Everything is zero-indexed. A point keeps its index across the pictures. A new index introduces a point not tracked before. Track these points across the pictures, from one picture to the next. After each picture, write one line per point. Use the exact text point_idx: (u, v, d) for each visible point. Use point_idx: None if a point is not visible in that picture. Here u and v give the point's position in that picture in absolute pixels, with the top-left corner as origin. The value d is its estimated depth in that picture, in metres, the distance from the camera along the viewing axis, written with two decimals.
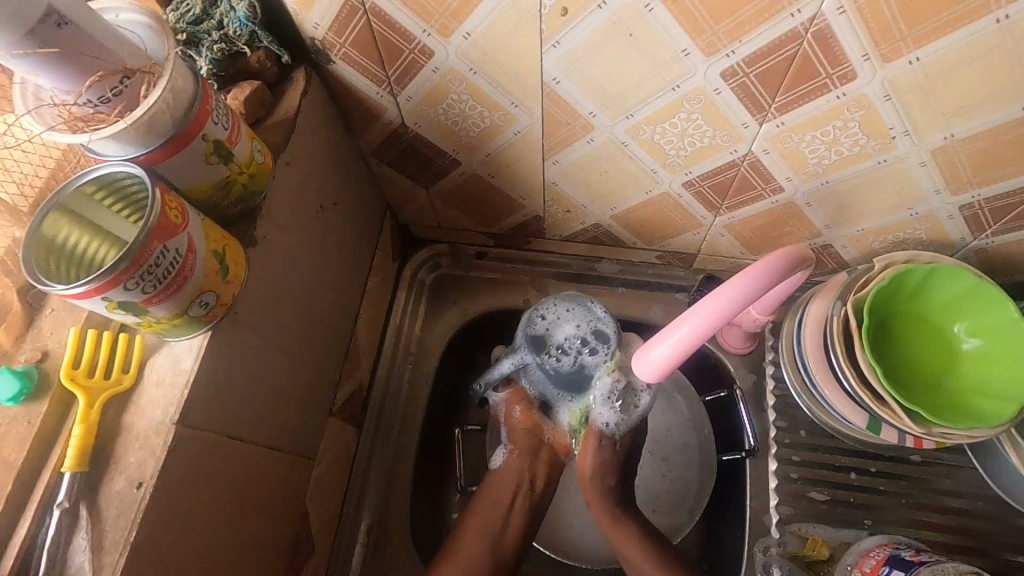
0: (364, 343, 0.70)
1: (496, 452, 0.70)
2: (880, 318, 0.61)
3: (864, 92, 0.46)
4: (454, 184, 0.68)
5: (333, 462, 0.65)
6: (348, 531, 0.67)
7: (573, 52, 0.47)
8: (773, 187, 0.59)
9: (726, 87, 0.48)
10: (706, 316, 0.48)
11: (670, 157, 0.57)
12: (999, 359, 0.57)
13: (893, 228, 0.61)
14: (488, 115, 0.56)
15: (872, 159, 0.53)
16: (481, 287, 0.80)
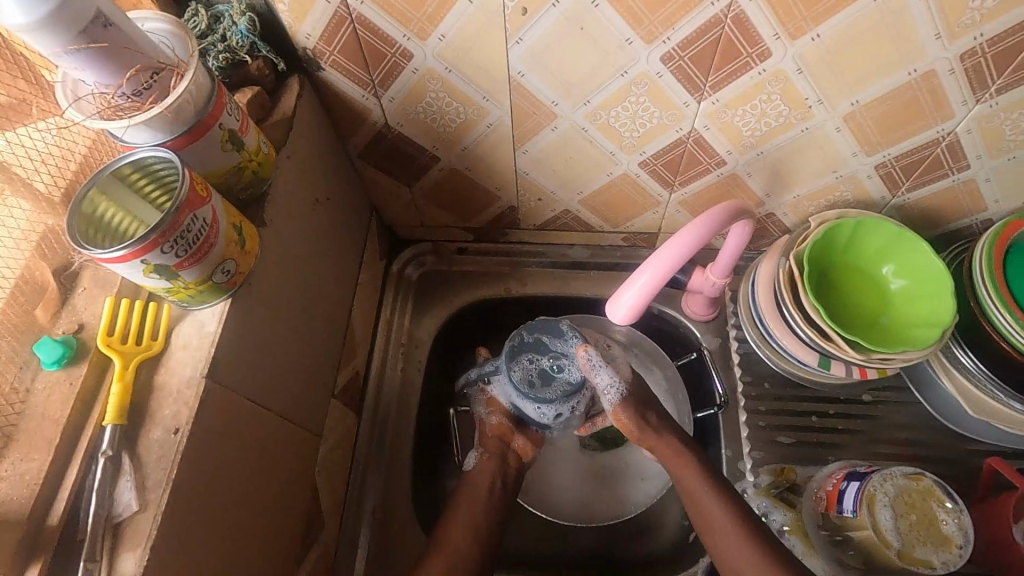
0: (360, 333, 0.75)
1: (471, 453, 0.75)
2: (820, 271, 0.69)
3: (780, 67, 0.55)
4: (435, 180, 0.75)
5: (338, 442, 0.69)
6: (353, 510, 0.71)
7: (534, 47, 0.55)
8: (717, 161, 0.67)
9: (667, 70, 0.56)
10: (661, 265, 0.55)
11: (626, 139, 0.65)
12: (924, 295, 0.64)
13: (825, 191, 0.70)
14: (463, 110, 0.63)
15: (795, 128, 0.62)
16: (464, 279, 0.87)
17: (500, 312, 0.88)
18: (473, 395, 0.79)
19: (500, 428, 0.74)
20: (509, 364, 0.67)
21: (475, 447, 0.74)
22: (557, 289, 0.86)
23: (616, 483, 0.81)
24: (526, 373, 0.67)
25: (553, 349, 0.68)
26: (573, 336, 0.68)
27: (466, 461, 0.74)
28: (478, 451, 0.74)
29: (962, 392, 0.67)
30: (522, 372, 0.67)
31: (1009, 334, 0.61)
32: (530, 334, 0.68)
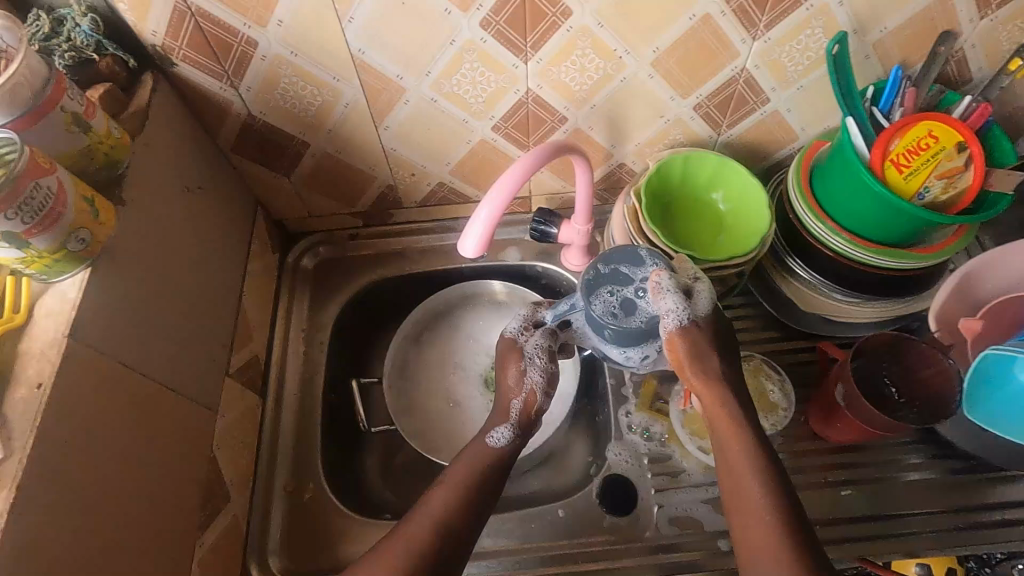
0: (255, 318, 0.79)
1: (496, 429, 0.67)
2: (663, 204, 0.77)
3: (583, 23, 0.64)
4: (311, 167, 0.79)
5: (239, 420, 0.71)
6: (263, 486, 0.73)
7: (365, 24, 0.61)
8: (559, 118, 0.75)
9: (488, 36, 0.64)
10: (499, 196, 0.58)
11: (473, 105, 0.72)
12: (747, 212, 0.74)
13: (661, 136, 0.80)
14: (318, 93, 0.69)
15: (614, 79, 0.71)
16: (359, 263, 0.91)
17: (399, 289, 0.93)
18: (521, 349, 0.71)
19: (530, 404, 0.69)
20: (588, 299, 0.63)
21: (506, 419, 0.68)
22: (448, 261, 0.92)
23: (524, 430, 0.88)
24: (608, 306, 0.63)
25: (636, 279, 0.64)
26: (651, 263, 0.64)
27: (492, 437, 0.67)
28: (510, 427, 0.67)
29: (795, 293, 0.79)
30: (604, 306, 0.63)
31: (824, 240, 0.73)
32: (610, 265, 0.65)
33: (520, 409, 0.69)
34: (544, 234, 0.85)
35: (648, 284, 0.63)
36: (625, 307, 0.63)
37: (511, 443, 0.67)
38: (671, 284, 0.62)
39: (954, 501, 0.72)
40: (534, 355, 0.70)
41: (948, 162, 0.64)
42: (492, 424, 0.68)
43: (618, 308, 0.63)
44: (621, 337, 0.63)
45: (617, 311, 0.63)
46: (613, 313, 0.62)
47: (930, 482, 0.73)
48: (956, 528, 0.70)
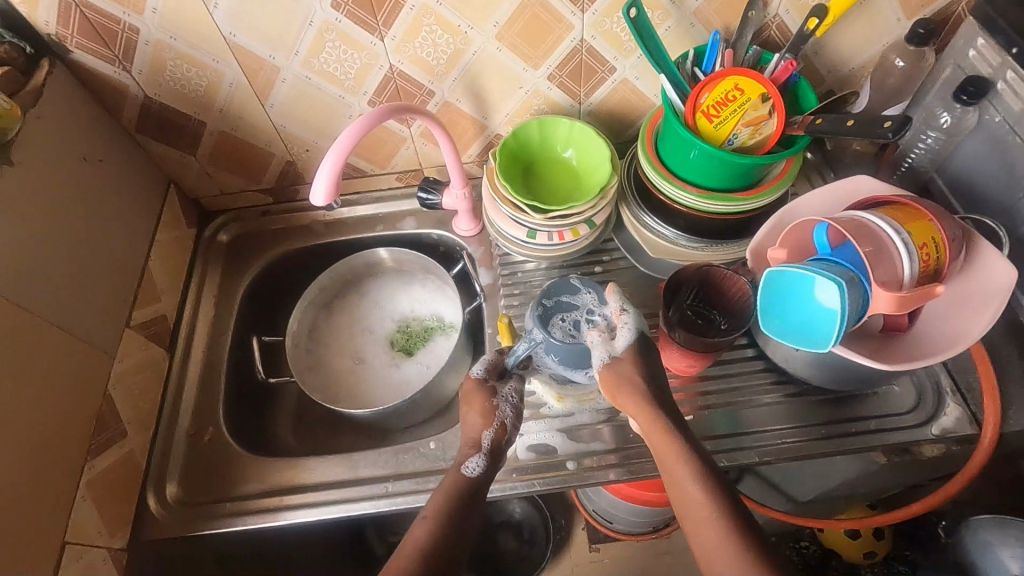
0: (162, 281, 0.87)
1: (470, 459, 0.66)
2: (525, 166, 0.86)
3: (422, 2, 0.73)
4: (212, 146, 0.88)
5: (139, 367, 0.79)
6: (165, 428, 0.82)
7: (229, 8, 0.71)
8: (426, 92, 0.84)
9: (341, 16, 0.73)
10: (340, 148, 0.67)
11: (345, 81, 0.81)
12: (594, 168, 0.83)
13: (525, 106, 0.88)
14: (202, 74, 0.78)
15: (466, 53, 0.79)
16: (270, 236, 1.00)
17: (308, 260, 1.02)
18: (491, 391, 0.70)
19: (501, 435, 0.68)
20: (546, 330, 0.70)
21: (476, 448, 0.67)
22: (352, 232, 1.01)
23: (415, 382, 0.95)
24: (565, 331, 0.70)
25: (582, 308, 0.72)
26: (587, 294, 0.74)
27: (467, 467, 0.65)
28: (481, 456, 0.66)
29: (648, 243, 0.87)
30: (560, 331, 0.70)
31: (675, 197, 0.79)
32: (551, 298, 0.74)
33: (490, 440, 0.67)
34: (432, 202, 0.94)
35: (594, 310, 0.72)
36: (571, 333, 0.70)
37: (485, 471, 0.65)
38: (604, 317, 0.70)
39: (789, 421, 0.77)
40: (506, 397, 0.70)
41: (754, 112, 0.72)
42: (464, 454, 0.67)
43: (568, 337, 0.70)
44: (568, 359, 0.71)
45: (571, 341, 0.69)
46: (567, 335, 0.70)
47: (769, 405, 0.78)
48: (788, 444, 0.76)
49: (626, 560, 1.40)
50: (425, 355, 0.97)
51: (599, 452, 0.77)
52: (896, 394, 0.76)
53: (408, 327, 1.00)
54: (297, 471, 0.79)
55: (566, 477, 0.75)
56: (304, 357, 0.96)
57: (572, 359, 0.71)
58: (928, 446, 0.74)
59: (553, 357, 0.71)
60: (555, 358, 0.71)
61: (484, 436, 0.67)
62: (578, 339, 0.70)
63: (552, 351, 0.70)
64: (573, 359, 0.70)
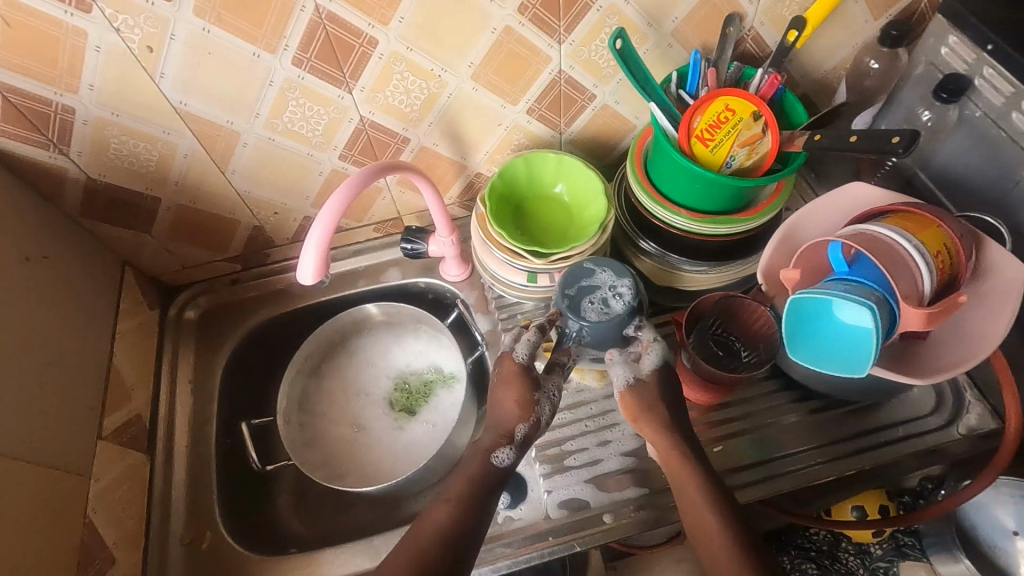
0: (131, 377, 0.79)
1: (500, 448, 0.61)
2: (515, 206, 0.82)
3: (391, 50, 0.68)
4: (169, 221, 0.80)
5: (119, 480, 0.71)
6: (156, 541, 0.74)
7: (177, 76, 0.64)
8: (401, 139, 0.79)
9: (304, 72, 0.67)
10: (327, 218, 0.61)
11: (313, 138, 0.75)
12: (589, 201, 0.80)
13: (506, 142, 0.84)
14: (152, 148, 0.70)
15: (442, 96, 0.74)
16: (244, 306, 0.92)
17: (289, 327, 0.95)
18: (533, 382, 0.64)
19: (534, 431, 0.63)
20: (580, 314, 0.66)
21: (509, 439, 0.62)
22: (333, 291, 0.94)
23: (422, 446, 0.89)
24: (597, 313, 0.66)
25: (603, 285, 0.69)
26: (603, 271, 0.69)
27: (497, 457, 0.61)
28: (511, 447, 0.62)
29: (649, 271, 0.84)
30: (593, 313, 0.66)
31: (669, 221, 0.77)
32: (572, 286, 0.69)
33: (526, 430, 0.63)
34: (416, 251, 0.88)
35: (618, 286, 0.68)
36: (608, 309, 0.67)
37: (514, 463, 0.62)
38: (628, 292, 0.68)
39: (815, 439, 0.76)
40: (548, 391, 0.65)
41: (748, 131, 0.70)
42: (494, 442, 0.62)
43: (606, 313, 0.66)
44: (610, 337, 0.67)
45: (610, 316, 0.66)
46: (604, 311, 0.67)
47: (794, 426, 0.77)
48: (820, 464, 0.74)
49: None
50: (431, 416, 0.91)
51: (634, 499, 0.73)
52: (916, 396, 0.77)
53: (406, 384, 0.94)
54: (313, 567, 0.73)
55: (605, 532, 0.71)
56: (298, 433, 0.89)
57: (614, 335, 0.67)
58: (955, 445, 0.74)
59: (594, 340, 0.67)
60: (595, 339, 0.67)
61: (518, 429, 0.62)
62: (616, 312, 0.66)
63: (592, 333, 0.67)
64: (615, 336, 0.67)
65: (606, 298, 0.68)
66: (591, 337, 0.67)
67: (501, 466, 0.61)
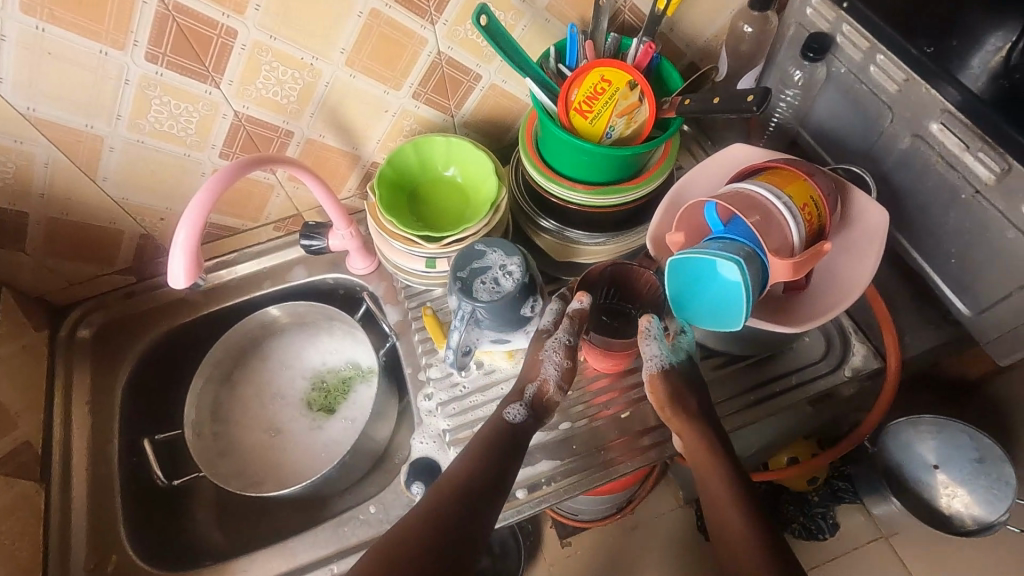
0: (14, 404, 0.74)
1: (513, 404, 0.68)
2: (409, 192, 0.81)
3: (254, 40, 0.65)
4: (42, 236, 0.76)
5: (6, 513, 0.67)
6: (57, 572, 0.70)
7: (17, 80, 0.60)
8: (283, 132, 0.76)
9: (162, 68, 0.64)
10: (191, 218, 0.58)
11: (186, 137, 0.72)
12: (480, 182, 0.80)
13: (397, 128, 0.83)
14: (6, 159, 0.66)
15: (319, 86, 0.73)
16: (142, 320, 0.88)
17: (194, 336, 0.92)
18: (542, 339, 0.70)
19: (544, 391, 0.68)
20: (473, 296, 0.66)
21: (520, 397, 0.68)
22: (237, 295, 0.91)
23: (342, 443, 0.88)
24: (490, 293, 0.67)
25: (494, 265, 0.68)
26: (493, 252, 0.69)
27: (508, 410, 0.67)
28: (524, 404, 0.68)
29: (549, 248, 0.85)
30: (487, 295, 0.66)
31: (566, 197, 0.77)
32: (464, 268, 0.69)
33: (533, 390, 0.68)
34: (317, 247, 0.86)
35: (508, 265, 0.68)
36: (501, 288, 0.67)
37: (525, 420, 0.67)
38: (518, 270, 0.68)
39: (716, 395, 0.79)
40: (551, 349, 0.68)
41: (625, 100, 0.71)
42: (509, 400, 0.69)
43: (499, 292, 0.67)
44: (504, 314, 0.68)
45: (502, 296, 0.66)
46: (496, 292, 0.67)
47: None
48: (721, 418, 0.77)
49: (601, 545, 1.39)
50: (350, 412, 0.90)
51: (546, 472, 0.75)
52: (807, 345, 0.80)
53: (323, 382, 0.92)
54: None
55: (518, 507, 0.72)
56: (210, 445, 0.86)
57: (508, 313, 0.68)
58: (845, 387, 0.77)
59: (490, 319, 0.68)
60: (489, 318, 0.68)
61: (530, 386, 0.69)
62: (508, 291, 0.67)
63: (487, 313, 0.67)
64: (510, 313, 0.68)
65: (498, 277, 0.68)
66: (485, 316, 0.68)
67: (508, 421, 0.66)
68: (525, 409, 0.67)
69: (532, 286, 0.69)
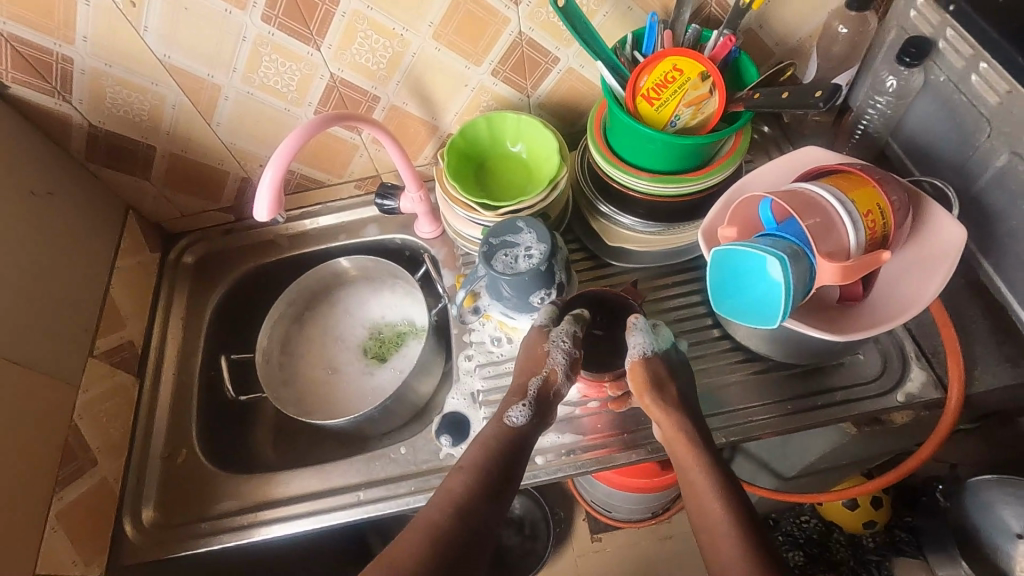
0: (125, 308, 0.87)
1: (513, 408, 0.67)
2: (476, 164, 0.86)
3: (353, 8, 0.73)
4: (165, 169, 0.88)
5: (106, 395, 0.80)
6: (137, 453, 0.82)
7: (159, 29, 0.71)
8: (371, 97, 0.83)
9: (274, 28, 0.73)
10: (278, 162, 0.67)
11: (288, 93, 0.81)
12: (545, 161, 0.84)
13: (475, 103, 0.87)
14: (144, 99, 0.78)
15: (406, 55, 0.79)
16: (235, 254, 1.00)
17: (276, 275, 1.02)
18: (546, 335, 0.70)
19: (547, 387, 0.68)
20: (489, 262, 0.71)
21: (522, 397, 0.67)
22: (317, 244, 1.01)
23: (386, 390, 0.94)
24: (504, 266, 0.71)
25: (522, 244, 0.72)
26: (528, 233, 0.72)
27: (510, 413, 0.66)
28: (525, 404, 0.67)
29: (602, 232, 0.86)
30: (503, 267, 0.71)
31: (629, 184, 0.77)
32: (496, 236, 0.73)
33: (537, 386, 0.68)
34: (390, 207, 0.93)
35: (533, 249, 0.71)
36: (516, 266, 0.71)
37: (529, 427, 0.66)
38: (537, 256, 0.71)
39: (753, 399, 0.77)
40: (558, 338, 0.68)
41: (694, 91, 0.71)
42: (510, 404, 0.68)
43: (513, 269, 0.71)
44: (514, 288, 0.72)
45: (513, 274, 0.70)
46: (510, 269, 0.71)
47: (733, 385, 0.78)
48: (753, 422, 0.75)
49: (631, 547, 1.38)
50: (398, 364, 0.97)
51: (567, 444, 0.78)
52: (862, 363, 0.76)
53: (379, 333, 1.00)
54: (269, 486, 0.80)
55: (535, 471, 0.77)
56: (275, 373, 0.96)
57: (519, 289, 0.72)
58: (896, 413, 0.73)
59: (503, 288, 0.73)
60: (503, 286, 0.73)
61: (534, 382, 0.68)
62: (521, 270, 0.70)
63: (499, 282, 0.72)
64: (521, 289, 0.72)
65: (517, 257, 0.71)
66: (498, 283, 0.73)
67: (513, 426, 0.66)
68: (528, 408, 0.67)
69: (548, 274, 0.72)
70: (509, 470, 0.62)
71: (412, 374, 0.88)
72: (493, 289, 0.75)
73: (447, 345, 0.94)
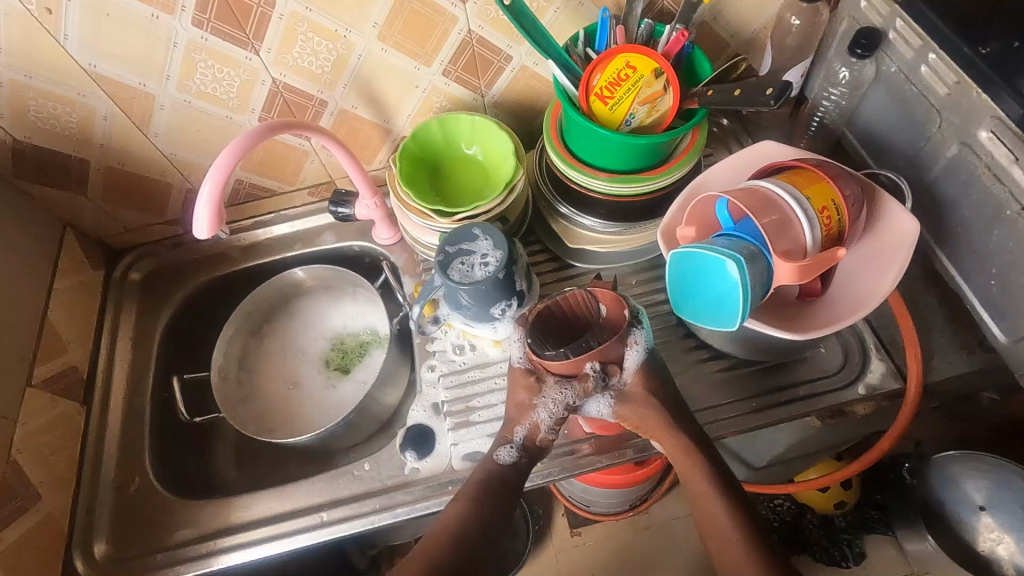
0: (66, 331, 0.83)
1: (501, 448, 0.64)
2: (431, 168, 0.84)
3: (291, 10, 0.69)
4: (102, 183, 0.83)
5: (48, 426, 0.76)
6: (87, 485, 0.78)
7: (80, 36, 0.67)
8: (318, 102, 0.80)
9: (206, 33, 0.69)
10: (217, 173, 0.63)
11: (228, 100, 0.77)
12: (501, 162, 0.82)
13: (427, 104, 0.85)
14: (71, 110, 0.74)
15: (351, 58, 0.76)
16: (185, 269, 0.96)
17: (231, 288, 0.98)
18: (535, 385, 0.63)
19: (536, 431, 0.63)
20: (446, 271, 0.69)
21: (509, 439, 0.64)
22: (272, 255, 0.97)
23: (350, 404, 0.92)
24: (461, 275, 0.69)
25: (479, 252, 0.70)
26: (484, 240, 0.70)
27: (498, 456, 0.63)
28: (514, 445, 0.64)
29: (563, 233, 0.84)
30: (459, 276, 0.69)
31: (587, 185, 0.76)
32: (453, 244, 0.71)
33: (524, 434, 0.63)
34: (345, 214, 0.90)
35: (490, 256, 0.70)
36: (473, 275, 0.69)
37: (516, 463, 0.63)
38: (494, 263, 0.69)
39: (719, 397, 0.76)
40: (550, 398, 0.62)
41: (649, 88, 0.70)
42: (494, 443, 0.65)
43: (471, 277, 0.69)
44: (473, 298, 0.70)
45: (469, 282, 0.68)
46: (467, 278, 0.69)
47: (699, 383, 0.77)
48: (720, 420, 0.75)
49: (610, 540, 1.38)
50: (361, 375, 0.94)
51: None
52: (824, 356, 0.77)
53: (342, 344, 0.97)
54: (230, 511, 0.77)
55: None
56: (233, 392, 0.92)
57: (478, 298, 0.70)
58: (859, 404, 0.74)
59: (461, 298, 0.71)
60: (460, 296, 0.71)
61: (520, 430, 0.63)
62: (478, 279, 0.68)
63: (457, 292, 0.70)
64: (480, 298, 0.70)
65: (475, 265, 0.70)
66: (455, 293, 0.71)
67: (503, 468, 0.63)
68: (518, 451, 0.63)
69: (507, 282, 0.70)
70: (475, 487, 0.60)
71: (375, 385, 0.85)
72: (452, 298, 0.73)
73: (411, 354, 0.91)
